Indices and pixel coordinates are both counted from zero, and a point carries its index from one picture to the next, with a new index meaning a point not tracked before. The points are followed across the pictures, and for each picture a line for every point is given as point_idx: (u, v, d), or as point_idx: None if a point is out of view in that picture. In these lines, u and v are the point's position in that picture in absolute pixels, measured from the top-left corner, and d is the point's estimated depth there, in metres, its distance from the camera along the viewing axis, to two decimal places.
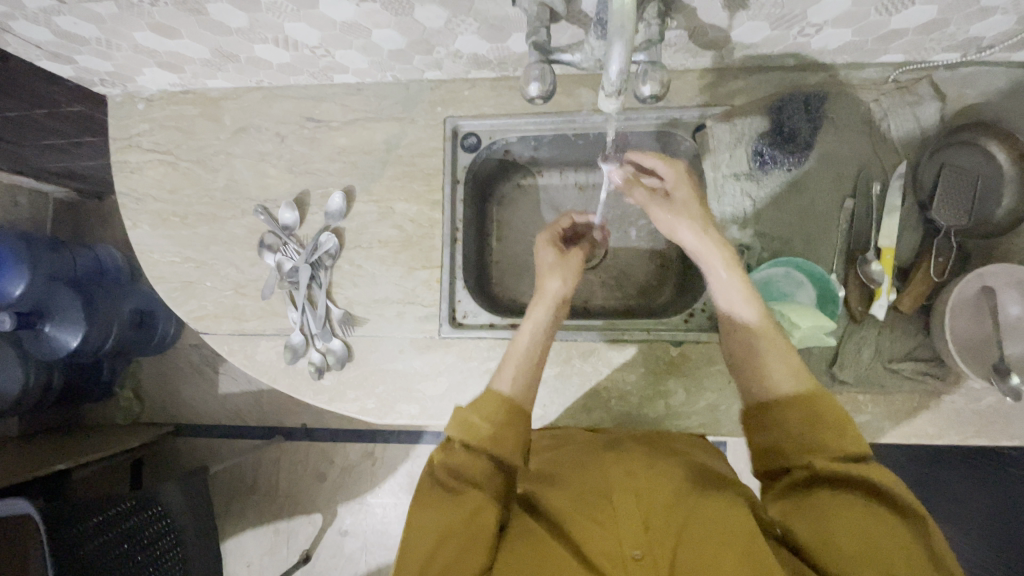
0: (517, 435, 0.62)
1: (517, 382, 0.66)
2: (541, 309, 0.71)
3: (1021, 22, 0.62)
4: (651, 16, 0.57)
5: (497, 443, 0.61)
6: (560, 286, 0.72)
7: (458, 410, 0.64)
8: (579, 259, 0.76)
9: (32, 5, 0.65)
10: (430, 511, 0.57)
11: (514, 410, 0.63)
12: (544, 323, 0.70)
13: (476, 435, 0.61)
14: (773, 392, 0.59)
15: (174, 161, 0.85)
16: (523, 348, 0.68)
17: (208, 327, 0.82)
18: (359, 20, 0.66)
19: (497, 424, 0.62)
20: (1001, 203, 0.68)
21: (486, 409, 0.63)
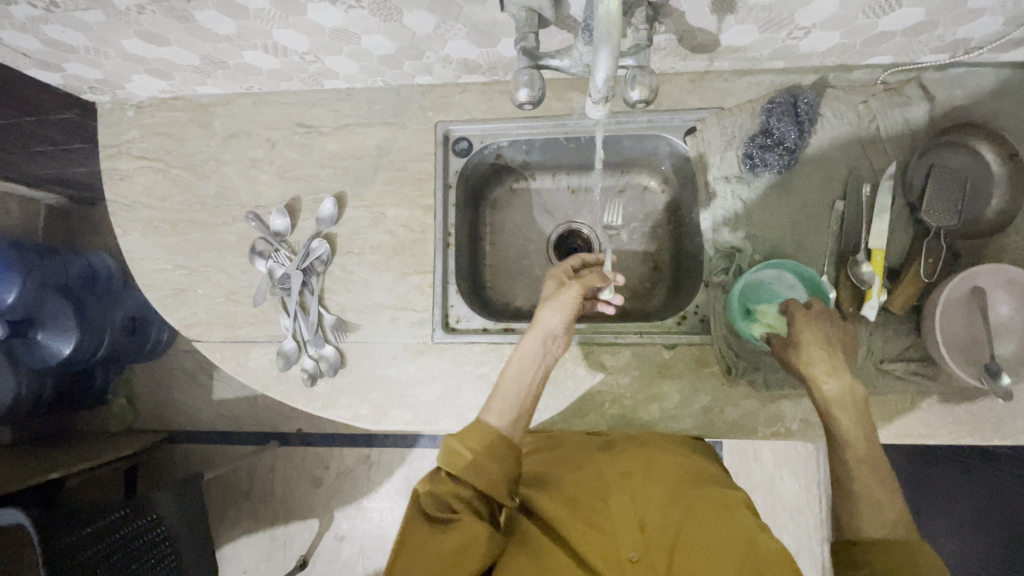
0: (503, 464, 0.62)
1: (505, 415, 0.65)
2: (532, 339, 0.69)
3: (1008, 24, 0.63)
4: (639, 21, 0.57)
5: (482, 473, 0.61)
6: (551, 317, 0.70)
7: (446, 440, 0.63)
8: (578, 290, 0.71)
9: (19, 13, 0.65)
10: (420, 542, 0.56)
11: (501, 444, 0.62)
12: (533, 354, 0.68)
13: (460, 464, 0.61)
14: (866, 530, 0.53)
15: (164, 168, 0.85)
16: (511, 379, 0.67)
17: (200, 334, 0.82)
18: (349, 26, 0.66)
19: (481, 454, 0.61)
20: (991, 201, 0.67)
21: (472, 439, 0.62)
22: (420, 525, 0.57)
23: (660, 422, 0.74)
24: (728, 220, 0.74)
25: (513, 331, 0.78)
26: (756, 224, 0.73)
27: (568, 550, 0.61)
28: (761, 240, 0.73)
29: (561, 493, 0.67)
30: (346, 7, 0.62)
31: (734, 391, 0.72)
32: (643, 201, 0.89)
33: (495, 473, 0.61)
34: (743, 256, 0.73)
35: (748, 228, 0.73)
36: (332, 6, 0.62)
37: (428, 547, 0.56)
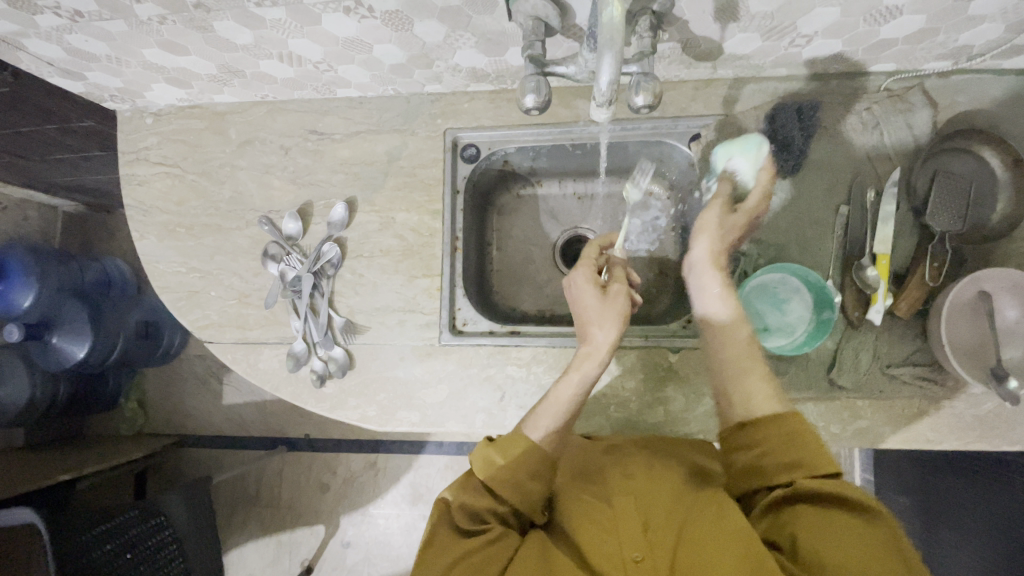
0: (542, 483, 0.62)
1: (552, 434, 0.63)
2: (590, 362, 0.65)
3: (1010, 31, 0.64)
4: (643, 29, 0.59)
5: (515, 485, 0.61)
6: (611, 338, 0.66)
7: (484, 448, 0.63)
8: (626, 304, 0.69)
9: (45, 23, 0.68)
10: (443, 546, 0.58)
11: (545, 464, 0.62)
12: (591, 378, 0.65)
13: (492, 472, 0.62)
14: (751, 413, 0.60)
15: (181, 173, 0.87)
16: (564, 400, 0.64)
17: (212, 336, 0.84)
18: (362, 36, 0.68)
19: (524, 474, 0.61)
20: (996, 208, 0.68)
21: (513, 452, 0.62)
22: (446, 534, 0.59)
23: (664, 425, 0.74)
24: None
25: (520, 334, 0.78)
26: (760, 228, 0.74)
27: (573, 550, 0.61)
28: (765, 245, 0.73)
29: (572, 501, 0.68)
30: (359, 17, 0.64)
31: None
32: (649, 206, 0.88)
33: (526, 491, 0.62)
34: (748, 260, 0.74)
35: (754, 234, 0.74)
36: (345, 16, 0.64)
37: (452, 552, 0.57)
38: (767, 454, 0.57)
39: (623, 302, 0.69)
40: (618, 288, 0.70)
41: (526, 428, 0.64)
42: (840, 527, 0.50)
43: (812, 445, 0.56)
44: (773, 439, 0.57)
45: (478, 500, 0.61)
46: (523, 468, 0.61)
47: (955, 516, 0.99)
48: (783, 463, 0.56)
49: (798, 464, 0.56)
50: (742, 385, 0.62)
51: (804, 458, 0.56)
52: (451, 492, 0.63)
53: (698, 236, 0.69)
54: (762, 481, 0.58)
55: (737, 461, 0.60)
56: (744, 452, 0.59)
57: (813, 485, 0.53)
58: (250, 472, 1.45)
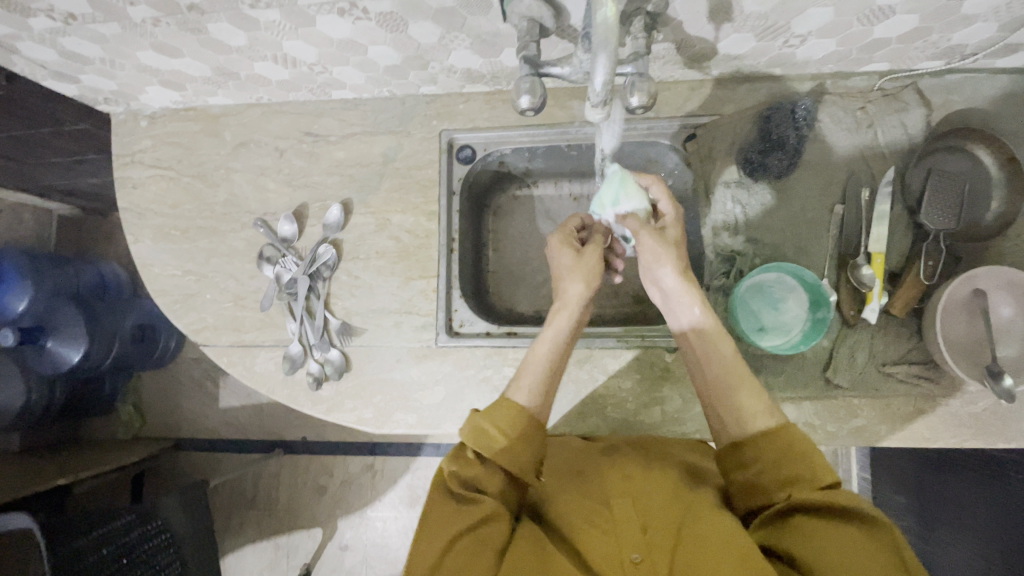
0: (533, 450, 0.62)
1: (536, 393, 0.64)
2: (563, 316, 0.68)
3: (1002, 30, 0.64)
4: (637, 30, 0.59)
5: (514, 464, 0.60)
6: (582, 291, 0.68)
7: (473, 416, 0.62)
8: (601, 255, 0.71)
9: (37, 26, 0.67)
10: (439, 524, 0.57)
11: (533, 425, 0.62)
12: (565, 329, 0.67)
13: (489, 446, 0.60)
14: (748, 427, 0.59)
15: (175, 176, 0.87)
16: (543, 357, 0.66)
17: (208, 339, 0.83)
18: (357, 37, 0.68)
19: (515, 440, 0.60)
20: (990, 206, 0.68)
21: (503, 421, 0.61)
22: (438, 512, 0.58)
23: (662, 426, 0.75)
24: (729, 224, 0.75)
25: (516, 335, 0.79)
26: (756, 227, 0.74)
27: (568, 549, 0.61)
28: (761, 244, 0.74)
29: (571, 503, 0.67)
30: (353, 18, 0.64)
31: None
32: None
33: (519, 457, 0.60)
34: (744, 260, 0.74)
35: (749, 233, 0.74)
36: (340, 17, 0.64)
37: (447, 530, 0.56)
38: (765, 471, 0.57)
39: (597, 258, 0.71)
40: (591, 246, 0.72)
41: (510, 392, 0.65)
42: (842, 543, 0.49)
43: (804, 458, 0.56)
44: (769, 456, 0.57)
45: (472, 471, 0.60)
46: (515, 437, 0.60)
47: (951, 512, 1.00)
48: (782, 478, 0.55)
49: (796, 478, 0.55)
50: (730, 406, 0.61)
51: (803, 473, 0.55)
52: (449, 464, 0.61)
53: (658, 266, 0.66)
54: (764, 498, 0.57)
55: (736, 481, 0.59)
56: (741, 472, 0.59)
57: (814, 495, 0.52)
58: (247, 475, 1.44)
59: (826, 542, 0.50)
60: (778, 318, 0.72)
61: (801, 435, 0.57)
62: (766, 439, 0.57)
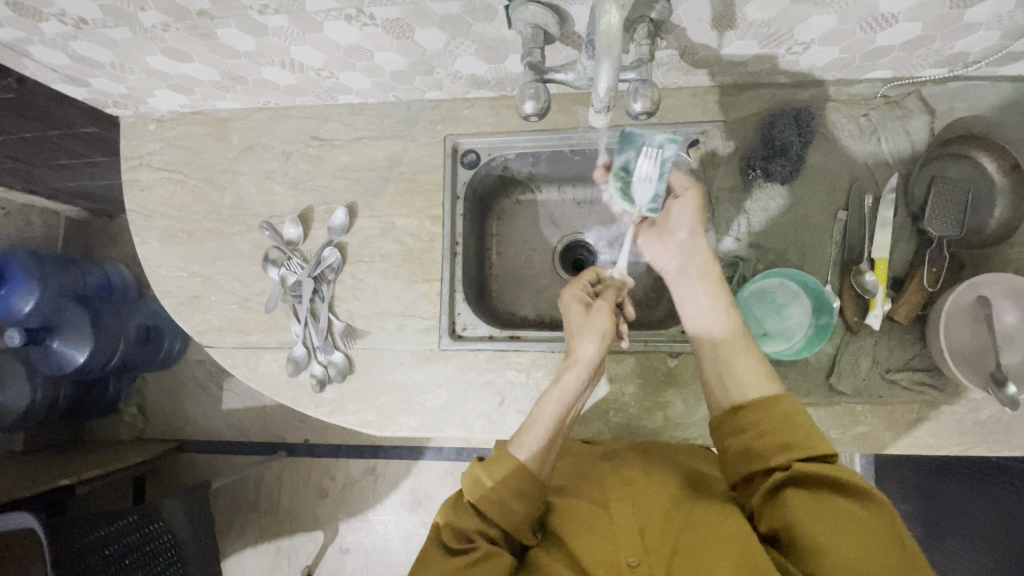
0: (525, 506, 0.62)
1: (534, 452, 0.64)
2: (571, 374, 0.67)
3: (1005, 38, 0.64)
4: (641, 36, 0.60)
5: (502, 509, 0.62)
6: (593, 351, 0.67)
7: (473, 466, 0.65)
8: (608, 317, 0.69)
9: (50, 30, 0.69)
10: (435, 560, 0.59)
11: (529, 486, 0.62)
12: (573, 389, 0.66)
13: (481, 494, 0.62)
14: (746, 395, 0.62)
15: (183, 179, 0.88)
16: (546, 418, 0.65)
17: (213, 341, 0.84)
18: (363, 43, 0.69)
19: (507, 495, 0.62)
20: (993, 214, 0.68)
21: (499, 472, 0.62)
22: (433, 555, 0.60)
23: (664, 430, 0.74)
24: (732, 229, 0.75)
25: (519, 339, 0.79)
26: (759, 233, 0.74)
27: (567, 557, 0.61)
28: (764, 250, 0.74)
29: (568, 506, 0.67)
30: (360, 25, 0.65)
31: None
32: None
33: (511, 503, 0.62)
34: (746, 266, 0.74)
35: (753, 238, 0.74)
36: (347, 23, 0.65)
37: (440, 566, 0.58)
38: (760, 436, 0.59)
39: (605, 316, 0.69)
40: (602, 303, 0.70)
41: (512, 446, 0.65)
42: (833, 513, 0.51)
43: (790, 423, 0.58)
44: (766, 425, 0.59)
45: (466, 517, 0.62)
46: (507, 493, 0.61)
47: (958, 521, 0.99)
48: (776, 446, 0.58)
49: (791, 446, 0.57)
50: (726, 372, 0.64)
51: (798, 441, 0.57)
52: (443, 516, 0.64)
53: (677, 233, 0.72)
54: (758, 463, 0.59)
55: (730, 447, 0.62)
56: (736, 437, 0.61)
57: (807, 467, 0.55)
58: (249, 477, 1.45)
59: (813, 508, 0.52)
60: (784, 323, 0.72)
61: (795, 405, 0.60)
62: (762, 404, 0.60)
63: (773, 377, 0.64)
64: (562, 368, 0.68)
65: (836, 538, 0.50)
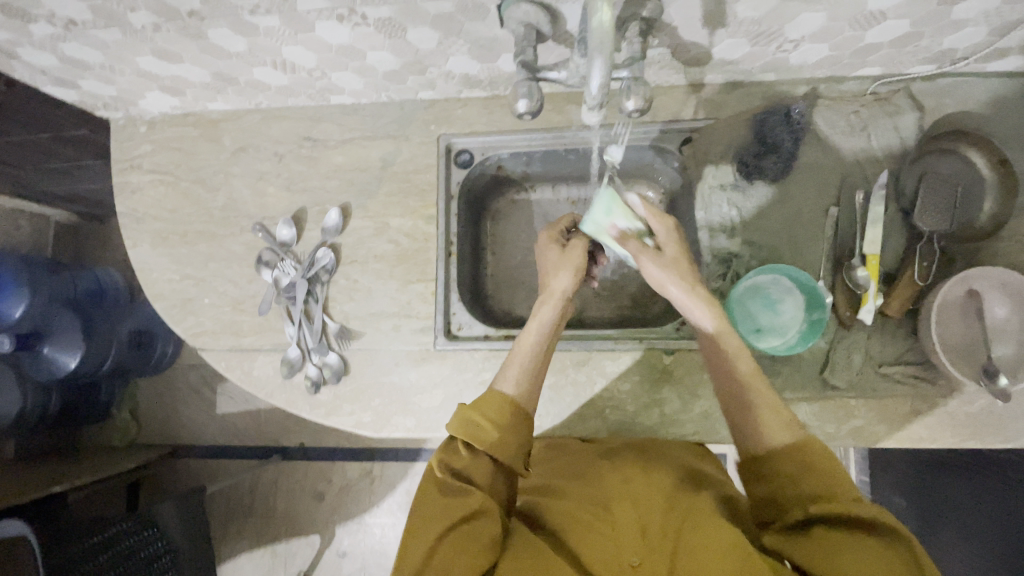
0: (519, 439, 0.61)
1: (521, 383, 0.64)
2: (548, 306, 0.68)
3: (993, 35, 0.65)
4: (633, 35, 0.61)
5: (498, 444, 0.60)
6: (569, 283, 0.68)
7: (461, 408, 0.62)
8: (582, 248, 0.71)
9: (38, 32, 0.68)
10: (432, 513, 0.57)
11: (519, 414, 0.62)
12: (550, 320, 0.67)
13: (474, 434, 0.60)
14: (766, 444, 0.58)
15: (175, 181, 0.87)
16: (529, 347, 0.66)
17: (207, 344, 0.83)
18: (355, 43, 0.69)
19: (503, 428, 0.60)
20: (983, 208, 0.69)
21: (492, 411, 0.61)
22: (434, 493, 0.58)
23: (660, 427, 0.75)
24: (725, 226, 0.75)
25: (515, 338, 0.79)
26: (750, 230, 0.74)
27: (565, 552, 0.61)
28: (758, 246, 0.74)
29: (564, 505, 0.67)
30: (352, 24, 0.65)
31: None
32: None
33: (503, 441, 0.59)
34: (739, 262, 0.75)
35: (745, 235, 0.75)
36: (339, 23, 0.65)
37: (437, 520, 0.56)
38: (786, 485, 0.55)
39: (579, 252, 0.70)
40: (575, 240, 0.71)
41: (497, 382, 0.64)
42: (851, 558, 0.49)
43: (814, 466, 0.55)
44: (788, 471, 0.55)
45: (461, 457, 0.60)
46: (502, 426, 0.60)
47: (953, 513, 0.99)
48: (800, 494, 0.54)
49: (815, 493, 0.53)
50: (752, 424, 0.59)
51: (823, 486, 0.54)
52: (437, 465, 0.60)
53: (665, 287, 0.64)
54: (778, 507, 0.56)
55: (756, 492, 0.58)
56: (758, 483, 0.58)
57: (829, 508, 0.51)
58: (244, 482, 1.43)
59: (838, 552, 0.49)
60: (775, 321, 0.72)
61: (822, 451, 0.56)
62: (794, 452, 0.56)
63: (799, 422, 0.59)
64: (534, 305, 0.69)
65: None
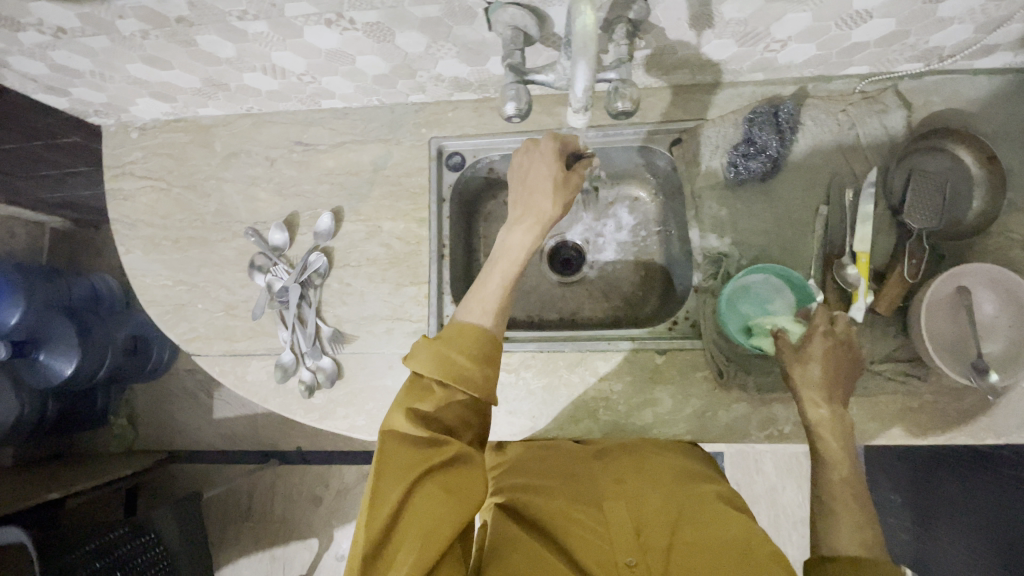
0: (492, 370, 0.60)
1: (491, 313, 0.63)
2: (529, 232, 0.67)
3: (978, 32, 0.65)
4: (620, 36, 0.60)
5: (469, 379, 0.58)
6: (555, 212, 0.68)
7: (430, 344, 0.60)
8: (578, 179, 0.70)
9: (28, 40, 0.68)
10: (401, 465, 0.54)
11: (490, 341, 0.61)
12: (529, 245, 0.67)
13: (449, 368, 0.58)
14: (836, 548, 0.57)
15: (167, 187, 0.87)
16: (502, 274, 0.66)
17: (200, 349, 0.83)
18: (344, 47, 0.69)
19: (474, 359, 0.59)
20: (972, 205, 0.70)
21: (466, 342, 0.60)
22: (403, 445, 0.55)
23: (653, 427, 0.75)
24: (716, 227, 0.75)
25: (509, 339, 0.80)
26: (740, 229, 0.75)
27: (556, 548, 0.65)
28: (747, 246, 0.74)
29: (556, 500, 0.70)
30: (340, 29, 0.65)
31: (726, 395, 0.73)
32: (614, 216, 0.91)
33: (481, 379, 0.58)
34: (730, 261, 0.74)
35: (735, 234, 0.75)
36: (327, 28, 0.65)
37: (410, 478, 0.53)
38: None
39: (576, 183, 0.70)
40: (574, 171, 0.70)
41: (464, 317, 0.63)
42: None
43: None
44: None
45: (431, 399, 0.58)
46: (475, 355, 0.59)
47: (951, 512, 0.99)
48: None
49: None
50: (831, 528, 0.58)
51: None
52: (405, 411, 0.56)
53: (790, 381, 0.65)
54: None
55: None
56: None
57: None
58: (242, 486, 1.43)
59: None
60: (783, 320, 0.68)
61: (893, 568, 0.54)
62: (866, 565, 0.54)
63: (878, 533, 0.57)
64: (512, 228, 0.68)
65: None
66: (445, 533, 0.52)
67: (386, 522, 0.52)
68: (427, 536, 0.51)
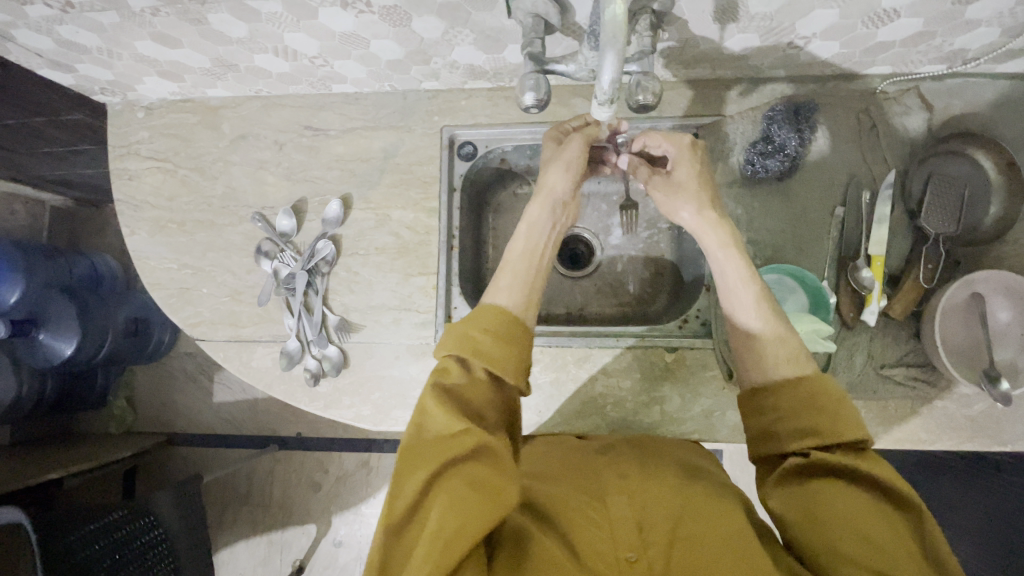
0: (518, 348, 0.59)
1: (514, 294, 0.63)
2: (537, 206, 0.69)
3: (1006, 35, 0.64)
4: (643, 28, 0.59)
5: (489, 357, 0.58)
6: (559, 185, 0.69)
7: (455, 326, 0.60)
8: (579, 146, 0.69)
9: (35, 13, 0.66)
10: (422, 457, 0.53)
11: (514, 322, 0.60)
12: (539, 220, 0.69)
13: (470, 347, 0.58)
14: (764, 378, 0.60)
15: (172, 168, 0.86)
16: (519, 252, 0.67)
17: (205, 334, 0.83)
18: (359, 30, 0.67)
19: (496, 339, 0.59)
20: (989, 211, 0.69)
21: (487, 322, 0.60)
22: (428, 432, 0.54)
23: (660, 424, 0.75)
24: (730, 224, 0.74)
25: None
26: (756, 228, 0.74)
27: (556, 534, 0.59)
28: (762, 245, 0.73)
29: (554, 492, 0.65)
30: (356, 11, 0.64)
31: (736, 395, 0.73)
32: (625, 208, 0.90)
33: (501, 356, 0.58)
34: None
35: (750, 234, 0.74)
36: (342, 10, 0.63)
37: (428, 469, 0.52)
38: (782, 420, 0.57)
39: (579, 149, 0.69)
40: (574, 136, 0.70)
41: (488, 299, 0.63)
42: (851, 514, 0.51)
43: (835, 412, 0.55)
44: (786, 405, 0.57)
45: (453, 381, 0.57)
46: (498, 333, 0.59)
47: (948, 516, 1.00)
48: (796, 428, 0.56)
49: (813, 430, 0.55)
50: (747, 360, 0.62)
51: (820, 424, 0.55)
52: (430, 392, 0.56)
53: (678, 212, 0.69)
54: (773, 445, 0.58)
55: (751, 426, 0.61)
56: (759, 417, 0.60)
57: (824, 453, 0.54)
58: (241, 470, 1.43)
59: (841, 499, 0.52)
60: (796, 316, 0.67)
61: (827, 389, 0.57)
62: (793, 384, 0.58)
63: (805, 355, 0.60)
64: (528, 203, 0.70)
65: (850, 536, 0.50)
66: (469, 537, 0.49)
67: (403, 512, 0.51)
68: (446, 540, 0.48)
